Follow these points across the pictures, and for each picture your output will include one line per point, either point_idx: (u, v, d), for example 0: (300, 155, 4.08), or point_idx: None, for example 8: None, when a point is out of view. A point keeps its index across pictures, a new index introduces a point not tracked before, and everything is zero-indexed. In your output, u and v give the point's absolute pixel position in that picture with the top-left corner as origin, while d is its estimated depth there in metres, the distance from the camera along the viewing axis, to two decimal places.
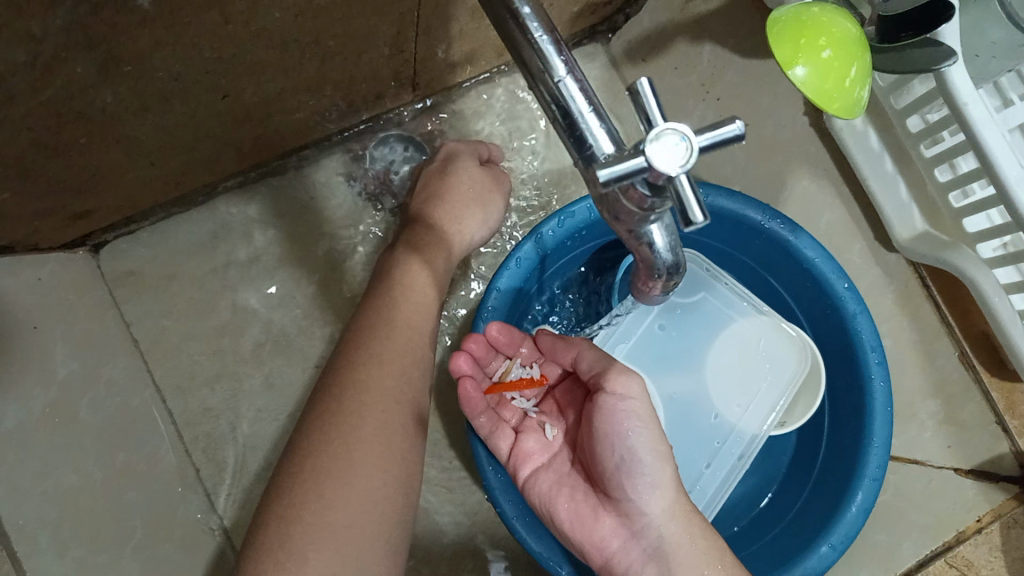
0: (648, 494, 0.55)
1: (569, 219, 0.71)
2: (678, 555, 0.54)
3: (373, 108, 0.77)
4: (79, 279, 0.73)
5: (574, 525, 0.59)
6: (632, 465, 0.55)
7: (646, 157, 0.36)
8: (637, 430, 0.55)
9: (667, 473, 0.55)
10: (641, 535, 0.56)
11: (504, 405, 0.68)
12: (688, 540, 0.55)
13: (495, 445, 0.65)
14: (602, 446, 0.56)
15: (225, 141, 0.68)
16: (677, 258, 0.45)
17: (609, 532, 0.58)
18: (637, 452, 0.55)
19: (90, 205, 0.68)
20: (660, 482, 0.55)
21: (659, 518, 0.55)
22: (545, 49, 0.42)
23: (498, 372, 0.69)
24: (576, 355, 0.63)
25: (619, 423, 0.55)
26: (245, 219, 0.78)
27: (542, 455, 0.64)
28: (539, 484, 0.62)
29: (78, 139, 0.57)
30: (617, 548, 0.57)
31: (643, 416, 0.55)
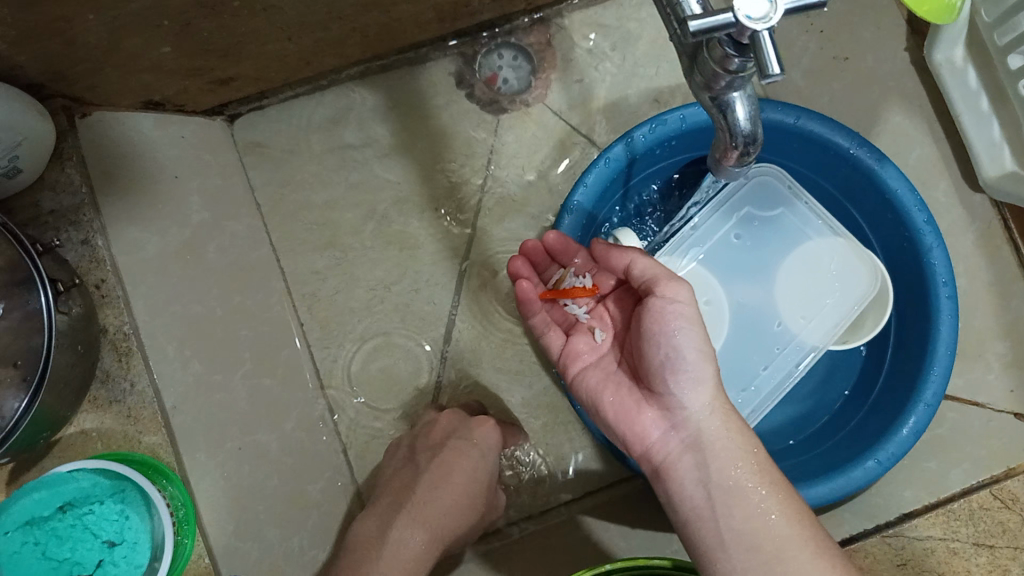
0: (689, 388, 0.60)
1: (661, 127, 0.74)
2: (714, 446, 0.60)
3: (488, 11, 0.83)
4: (215, 143, 0.82)
5: (618, 415, 0.64)
6: (677, 362, 0.59)
7: (733, 12, 0.40)
8: (684, 328, 0.59)
9: (708, 372, 0.60)
10: (680, 428, 0.61)
11: (557, 309, 0.72)
12: (724, 433, 0.60)
13: (548, 339, 0.71)
14: (650, 343, 0.60)
15: (352, 26, 0.76)
16: (754, 130, 0.49)
17: (650, 424, 0.63)
18: (683, 349, 0.59)
19: (232, 73, 0.76)
20: (701, 379, 0.60)
21: (699, 413, 0.60)
22: None
23: (554, 278, 0.75)
24: (628, 263, 0.65)
25: (667, 323, 0.59)
26: (361, 106, 0.85)
27: (589, 356, 0.68)
28: (587, 379, 0.67)
29: (232, 3, 0.65)
30: (656, 438, 0.62)
31: (690, 318, 0.60)
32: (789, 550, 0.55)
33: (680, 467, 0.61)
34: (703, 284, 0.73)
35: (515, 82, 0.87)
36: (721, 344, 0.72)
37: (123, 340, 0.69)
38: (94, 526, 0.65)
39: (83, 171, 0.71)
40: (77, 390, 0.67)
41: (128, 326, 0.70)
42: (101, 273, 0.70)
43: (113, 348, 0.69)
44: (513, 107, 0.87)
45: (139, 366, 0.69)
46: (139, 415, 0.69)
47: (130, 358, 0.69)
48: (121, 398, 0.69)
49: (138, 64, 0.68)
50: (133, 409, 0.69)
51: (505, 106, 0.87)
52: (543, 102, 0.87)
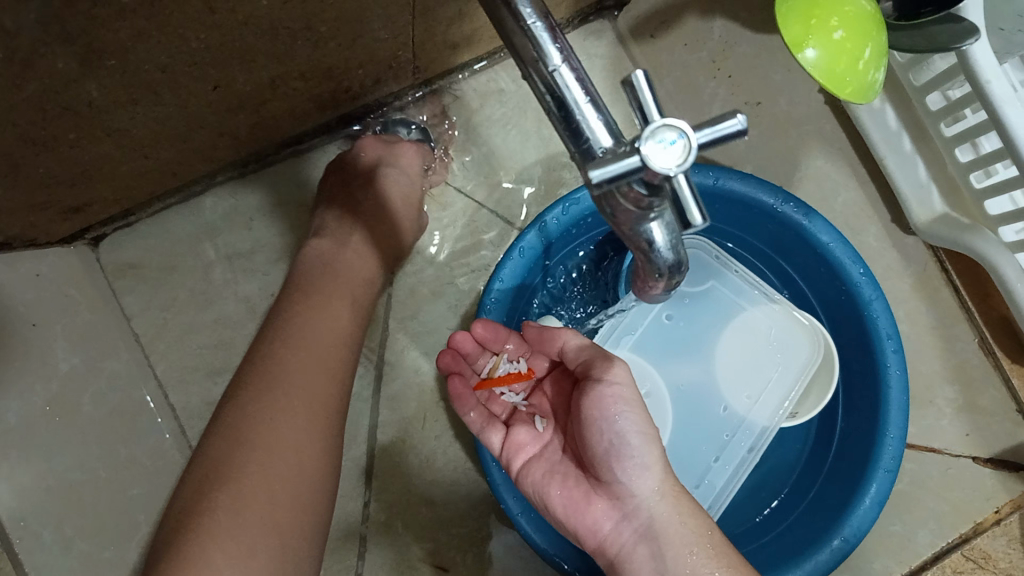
0: (638, 475, 0.54)
1: (574, 207, 0.68)
2: (668, 534, 0.53)
3: (373, 92, 0.75)
4: (78, 274, 0.72)
5: (567, 511, 0.57)
6: (621, 447, 0.54)
7: (641, 156, 0.34)
8: (625, 412, 0.54)
9: (655, 453, 0.54)
10: (631, 516, 0.55)
11: (494, 400, 0.67)
12: (678, 519, 0.54)
13: (489, 438, 0.62)
14: (591, 431, 0.54)
15: (219, 130, 0.67)
16: (678, 256, 0.43)
17: (600, 515, 0.56)
18: (626, 434, 0.54)
19: (86, 198, 0.66)
20: (648, 461, 0.54)
21: (649, 499, 0.54)
22: (539, 37, 0.40)
23: (486, 368, 0.68)
24: (561, 346, 0.61)
25: (607, 408, 0.54)
26: (243, 209, 0.76)
27: (532, 447, 0.61)
28: (531, 474, 0.60)
29: (66, 133, 0.55)
30: (609, 531, 0.55)
31: (630, 400, 0.55)
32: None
33: (635, 560, 0.54)
34: (639, 374, 0.68)
35: None
36: (667, 437, 0.67)
37: None
38: None
39: None
40: None
41: None
42: None
43: None
44: None
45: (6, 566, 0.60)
46: None
47: None
48: None
49: None
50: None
51: None
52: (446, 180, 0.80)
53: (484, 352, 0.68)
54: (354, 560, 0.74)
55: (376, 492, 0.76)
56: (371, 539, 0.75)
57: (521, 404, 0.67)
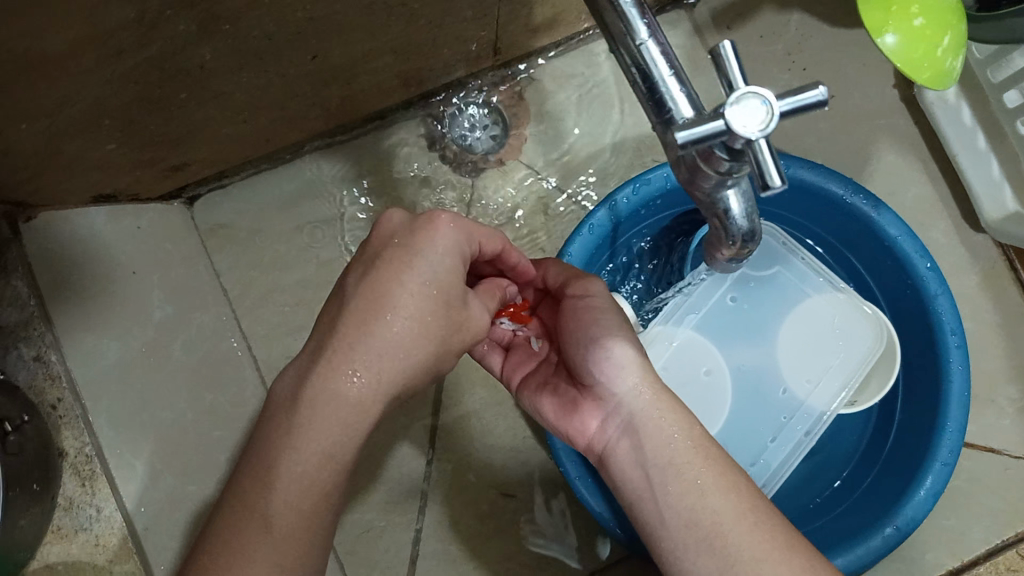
0: (614, 372, 0.54)
1: (644, 187, 0.70)
2: (645, 426, 0.53)
3: (454, 72, 0.78)
4: (173, 230, 0.77)
5: (559, 417, 0.58)
6: (597, 348, 0.55)
7: (725, 119, 0.36)
8: (601, 319, 0.56)
9: (631, 353, 0.55)
10: (614, 414, 0.55)
11: None
12: (656, 412, 0.53)
13: (489, 361, 0.64)
14: (573, 338, 0.57)
15: (311, 100, 0.71)
16: (753, 226, 0.45)
17: (587, 417, 0.56)
18: (601, 338, 0.55)
19: (186, 158, 0.71)
20: (624, 360, 0.54)
21: (627, 396, 0.54)
22: (628, 11, 0.42)
23: None
24: (541, 273, 0.63)
25: (585, 318, 0.56)
26: (328, 178, 0.80)
27: (529, 365, 0.63)
28: (526, 388, 0.61)
29: (177, 94, 0.60)
30: (594, 430, 0.56)
31: (605, 308, 0.57)
32: (722, 524, 0.47)
33: (618, 454, 0.54)
34: (701, 353, 0.69)
35: (487, 137, 0.83)
36: (726, 416, 0.68)
37: (85, 463, 0.63)
38: None
39: (30, 285, 0.65)
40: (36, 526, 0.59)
41: (89, 448, 0.63)
42: (56, 394, 0.63)
43: (74, 473, 0.63)
44: (489, 165, 0.83)
45: (105, 489, 0.63)
46: (106, 547, 0.62)
47: (94, 481, 0.63)
48: (87, 526, 0.62)
49: (86, 164, 0.63)
50: (100, 538, 0.62)
51: (481, 165, 0.83)
52: (519, 158, 0.83)
53: None
54: (414, 516, 0.78)
55: (439, 454, 0.79)
56: (431, 498, 0.78)
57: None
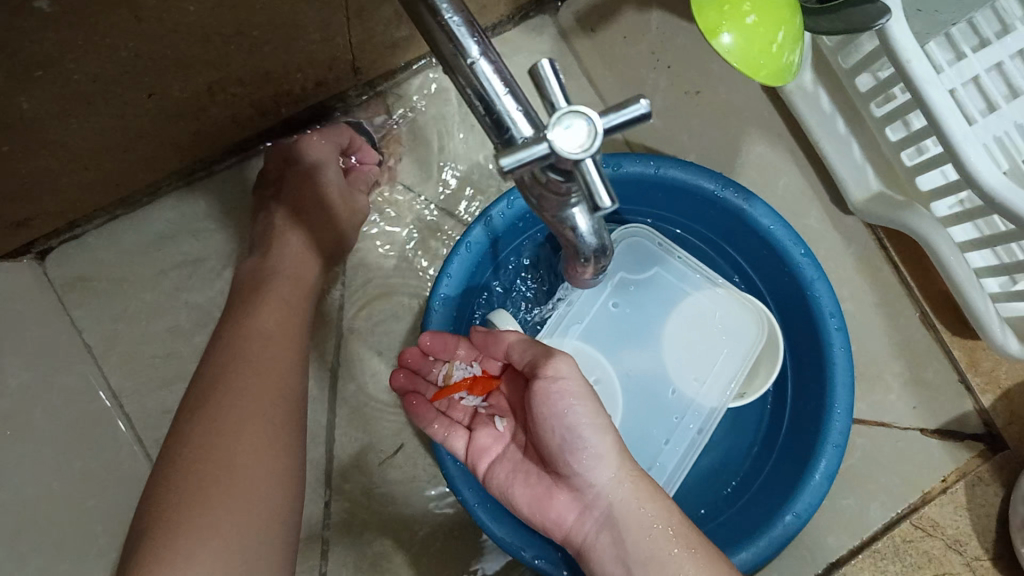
0: (593, 465, 0.56)
1: (518, 200, 0.69)
2: (626, 519, 0.56)
3: (315, 96, 0.75)
4: (23, 288, 0.71)
5: (533, 507, 0.60)
6: (574, 442, 0.56)
7: (548, 142, 0.35)
8: (574, 407, 0.55)
9: (611, 444, 0.57)
10: (592, 506, 0.57)
11: (454, 407, 0.67)
12: (637, 504, 0.56)
13: (451, 445, 0.64)
14: (544, 428, 0.56)
15: (160, 139, 0.67)
16: (603, 242, 0.44)
17: (564, 508, 0.59)
18: (578, 429, 0.55)
19: (27, 211, 0.66)
20: (602, 452, 0.56)
21: (607, 488, 0.56)
22: (457, 31, 0.40)
23: (440, 377, 0.69)
24: (506, 350, 0.61)
25: (556, 405, 0.55)
26: (192, 217, 0.76)
27: (495, 449, 0.63)
28: (496, 475, 0.62)
29: (0, 146, 0.55)
30: (572, 521, 0.58)
31: (578, 393, 0.56)
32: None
33: (599, 548, 0.57)
34: (589, 363, 0.68)
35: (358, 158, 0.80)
36: (619, 423, 0.68)
37: None
38: None
39: None
40: None
41: None
42: None
43: None
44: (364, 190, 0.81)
45: None
46: None
47: None
48: None
49: None
50: None
51: None
52: (394, 182, 0.81)
53: (437, 362, 0.69)
54: (318, 561, 0.74)
55: (338, 493, 0.76)
56: (333, 541, 0.75)
57: (478, 404, 0.67)
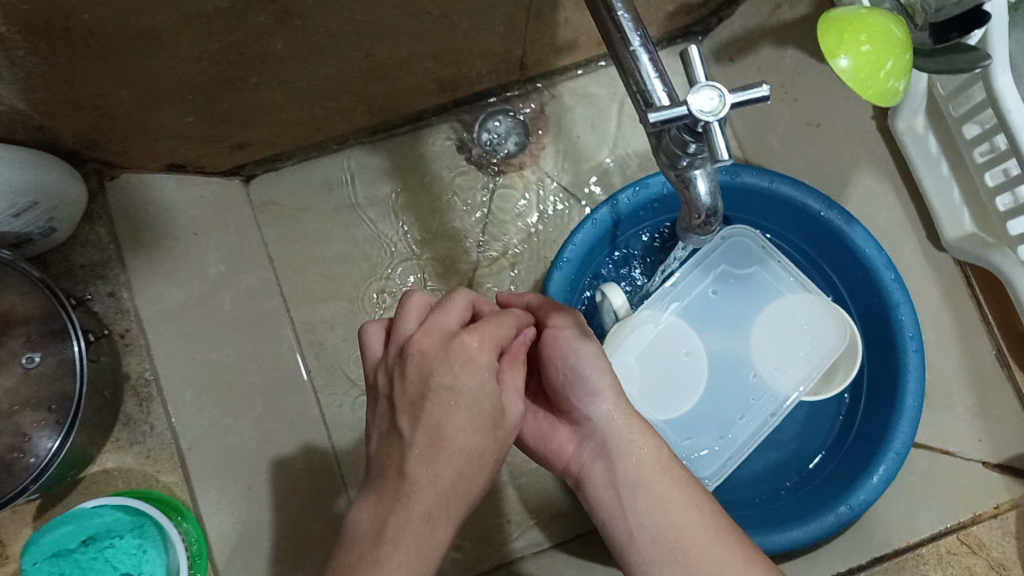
0: (590, 401, 0.62)
1: (644, 190, 0.79)
2: (620, 449, 0.61)
3: (485, 82, 0.89)
4: (229, 202, 0.88)
5: (540, 439, 0.66)
6: (575, 379, 0.62)
7: (687, 105, 0.46)
8: (576, 350, 0.62)
9: (610, 382, 0.62)
10: (588, 438, 0.63)
11: None
12: (629, 436, 0.61)
13: None
14: (547, 369, 0.63)
15: (359, 96, 0.82)
16: (715, 203, 0.55)
17: (564, 440, 0.64)
18: (578, 369, 0.62)
19: (247, 139, 0.82)
20: (599, 390, 0.62)
21: (603, 422, 0.62)
22: (625, 26, 0.54)
23: None
24: (520, 308, 0.68)
25: (559, 350, 0.63)
26: (367, 168, 0.92)
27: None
28: None
29: (250, 78, 0.71)
30: (572, 452, 0.64)
31: (579, 339, 0.63)
32: (682, 538, 0.55)
33: (592, 476, 0.62)
34: (683, 337, 0.78)
35: (508, 142, 0.94)
36: (701, 393, 0.77)
37: (144, 386, 0.78)
38: (112, 559, 0.68)
39: (112, 235, 0.79)
40: (94, 435, 0.74)
41: (148, 372, 0.78)
42: (126, 323, 0.79)
43: (135, 394, 0.78)
44: (510, 169, 0.94)
45: (159, 410, 0.77)
46: (158, 456, 0.77)
47: (149, 403, 0.78)
48: (141, 439, 0.77)
49: (166, 132, 0.75)
50: (151, 450, 0.77)
51: (502, 168, 0.94)
52: (536, 167, 0.94)
53: None
54: None
55: None
56: None
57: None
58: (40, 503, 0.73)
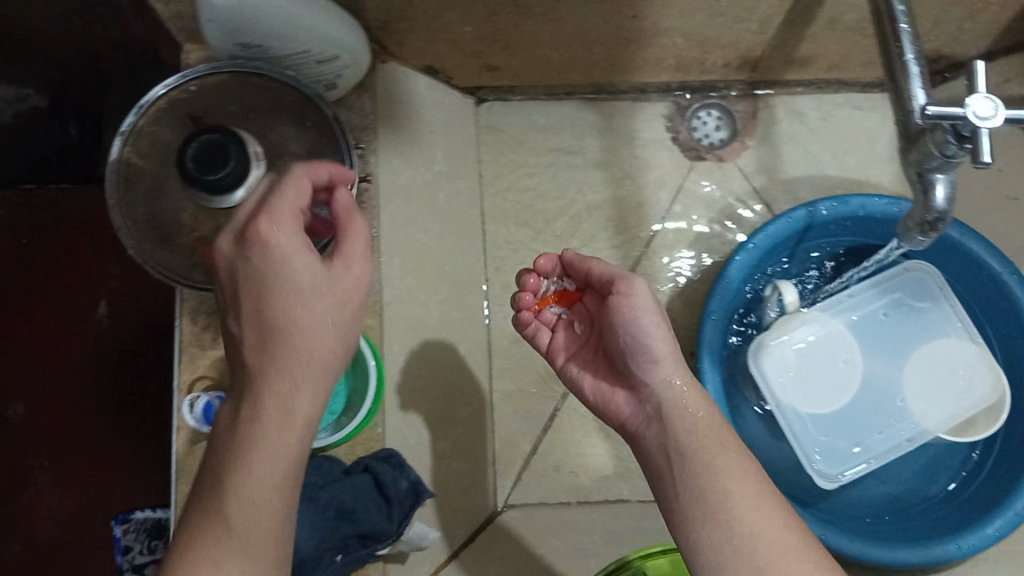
0: (651, 367, 0.66)
1: (842, 206, 0.85)
2: (675, 415, 0.64)
3: (715, 74, 0.97)
4: (461, 114, 0.98)
5: (598, 398, 0.71)
6: (636, 345, 0.66)
7: (965, 109, 0.53)
8: (640, 319, 0.65)
9: (668, 349, 0.66)
10: (645, 401, 0.67)
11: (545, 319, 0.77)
12: (684, 404, 0.65)
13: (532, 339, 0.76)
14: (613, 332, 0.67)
15: (608, 54, 0.91)
16: (946, 210, 0.61)
17: (622, 402, 0.69)
18: (641, 337, 0.65)
19: (499, 63, 0.92)
20: (660, 357, 0.66)
21: (660, 388, 0.66)
22: (903, 38, 0.63)
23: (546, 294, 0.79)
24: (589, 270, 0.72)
25: (625, 315, 0.66)
26: (584, 121, 1.00)
27: (570, 347, 0.74)
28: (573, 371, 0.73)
29: (535, 6, 0.80)
30: (629, 414, 0.68)
31: (648, 309, 0.66)
32: (734, 512, 0.58)
33: (648, 435, 0.66)
34: (844, 345, 0.84)
35: (708, 133, 1.01)
36: (847, 400, 0.82)
37: (369, 240, 0.87)
38: None
39: (372, 108, 0.89)
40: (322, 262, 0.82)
41: (374, 230, 0.86)
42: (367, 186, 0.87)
43: None
44: (708, 157, 1.00)
45: (373, 263, 0.86)
46: None
47: (368, 256, 0.87)
48: None
49: (444, 35, 0.85)
50: None
51: (701, 155, 1.00)
52: (735, 162, 1.00)
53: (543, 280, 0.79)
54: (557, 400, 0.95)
55: None
56: None
57: (563, 314, 0.76)
58: None
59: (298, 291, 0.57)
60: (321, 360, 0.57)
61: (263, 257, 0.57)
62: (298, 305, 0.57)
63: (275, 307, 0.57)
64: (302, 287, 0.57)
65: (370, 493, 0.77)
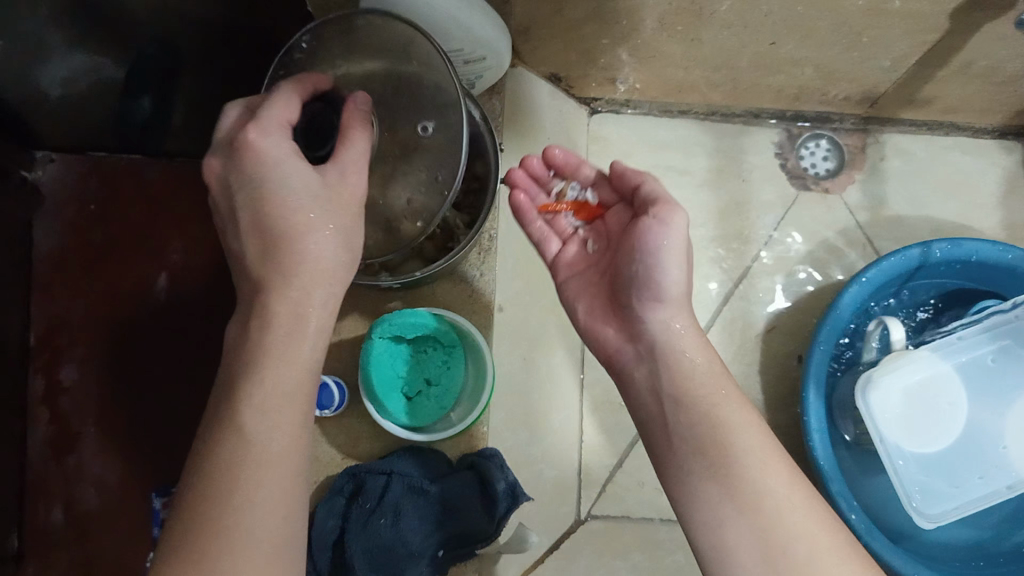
0: (656, 304, 0.58)
1: (957, 248, 0.85)
2: (668, 361, 0.57)
3: (830, 106, 0.98)
4: (575, 123, 0.99)
5: (588, 322, 0.63)
6: (646, 278, 0.57)
7: None
8: (665, 250, 0.56)
9: (679, 292, 0.58)
10: (638, 339, 0.59)
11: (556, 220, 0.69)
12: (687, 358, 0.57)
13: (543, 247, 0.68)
14: (628, 259, 0.59)
15: (733, 78, 0.91)
16: None
17: (613, 333, 0.61)
18: (656, 269, 0.57)
19: (623, 76, 0.93)
20: (670, 294, 0.57)
21: (660, 329, 0.58)
22: None
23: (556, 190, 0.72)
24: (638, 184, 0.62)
25: (651, 243, 0.56)
26: (694, 140, 1.01)
27: (577, 264, 0.66)
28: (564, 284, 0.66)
29: (677, 26, 0.81)
30: (617, 347, 0.61)
31: (674, 241, 0.56)
32: (768, 500, 0.49)
33: (633, 376, 0.59)
34: (950, 387, 0.83)
35: (816, 163, 1.01)
36: (948, 442, 0.83)
37: (488, 239, 0.87)
38: (422, 364, 0.77)
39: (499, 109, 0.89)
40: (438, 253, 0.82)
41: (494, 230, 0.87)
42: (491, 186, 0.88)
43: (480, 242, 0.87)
44: (813, 187, 1.01)
45: (491, 263, 0.87)
46: (478, 297, 0.86)
47: (488, 254, 0.87)
48: (470, 280, 0.86)
49: (579, 45, 0.86)
50: (473, 291, 0.86)
51: (807, 184, 1.01)
52: (839, 195, 1.01)
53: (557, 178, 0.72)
54: None
55: None
56: None
57: (581, 228, 0.68)
58: (373, 297, 0.84)
59: (288, 209, 0.54)
60: (315, 275, 0.55)
61: (254, 168, 0.54)
62: (297, 217, 0.54)
63: (278, 224, 0.54)
64: (303, 205, 0.54)
65: (472, 495, 0.76)
